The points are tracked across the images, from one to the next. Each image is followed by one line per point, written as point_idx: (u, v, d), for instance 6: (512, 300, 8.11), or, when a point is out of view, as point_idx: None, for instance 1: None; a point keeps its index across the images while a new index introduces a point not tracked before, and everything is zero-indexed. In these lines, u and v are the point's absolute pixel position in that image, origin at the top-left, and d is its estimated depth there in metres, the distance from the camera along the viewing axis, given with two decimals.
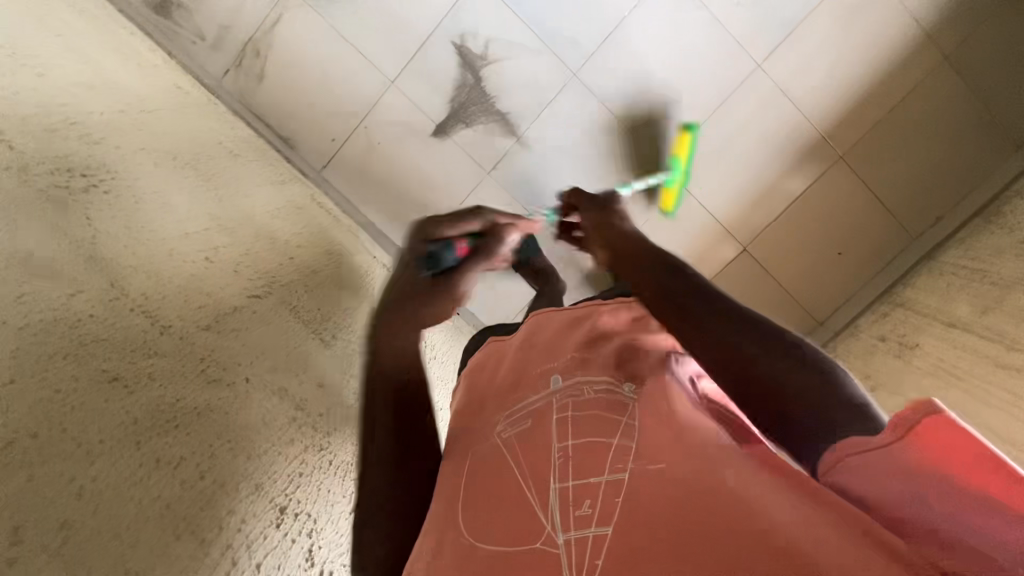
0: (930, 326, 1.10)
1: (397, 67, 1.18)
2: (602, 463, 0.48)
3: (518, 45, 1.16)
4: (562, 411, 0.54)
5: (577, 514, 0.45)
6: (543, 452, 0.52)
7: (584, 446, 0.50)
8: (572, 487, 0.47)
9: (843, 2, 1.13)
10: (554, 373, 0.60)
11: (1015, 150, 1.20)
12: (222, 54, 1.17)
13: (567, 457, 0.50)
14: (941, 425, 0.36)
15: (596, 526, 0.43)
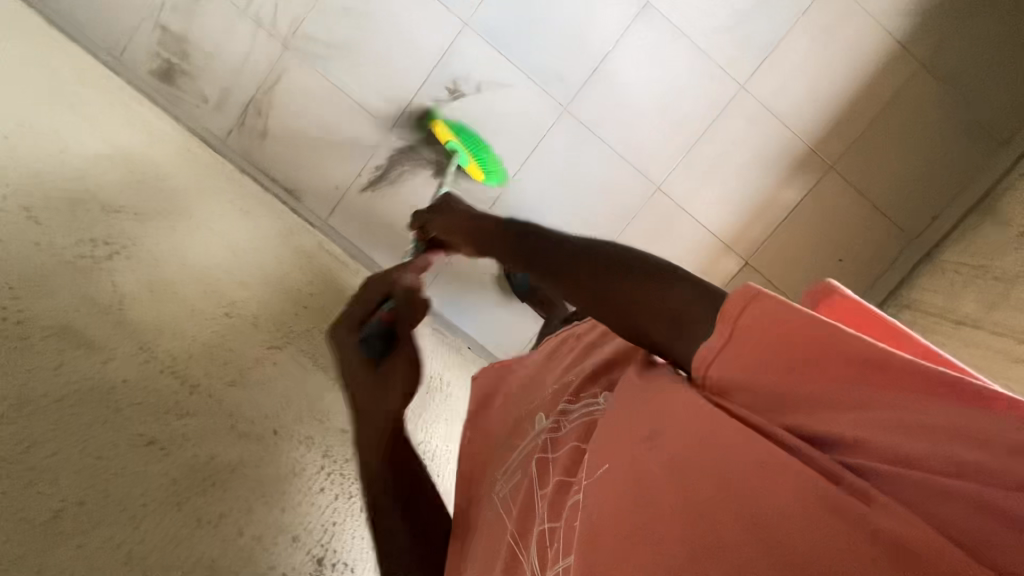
0: (940, 326, 1.10)
1: (394, 113, 1.22)
2: (568, 495, 0.50)
3: (509, 85, 1.21)
4: (541, 454, 0.59)
5: (550, 554, 0.48)
6: (530, 500, 0.56)
7: (558, 480, 0.53)
8: (547, 528, 0.50)
9: (817, 21, 1.18)
10: (539, 414, 0.65)
11: (1000, 147, 1.23)
12: (225, 115, 1.21)
13: (544, 499, 0.53)
14: (839, 303, 0.42)
15: (562, 560, 0.45)
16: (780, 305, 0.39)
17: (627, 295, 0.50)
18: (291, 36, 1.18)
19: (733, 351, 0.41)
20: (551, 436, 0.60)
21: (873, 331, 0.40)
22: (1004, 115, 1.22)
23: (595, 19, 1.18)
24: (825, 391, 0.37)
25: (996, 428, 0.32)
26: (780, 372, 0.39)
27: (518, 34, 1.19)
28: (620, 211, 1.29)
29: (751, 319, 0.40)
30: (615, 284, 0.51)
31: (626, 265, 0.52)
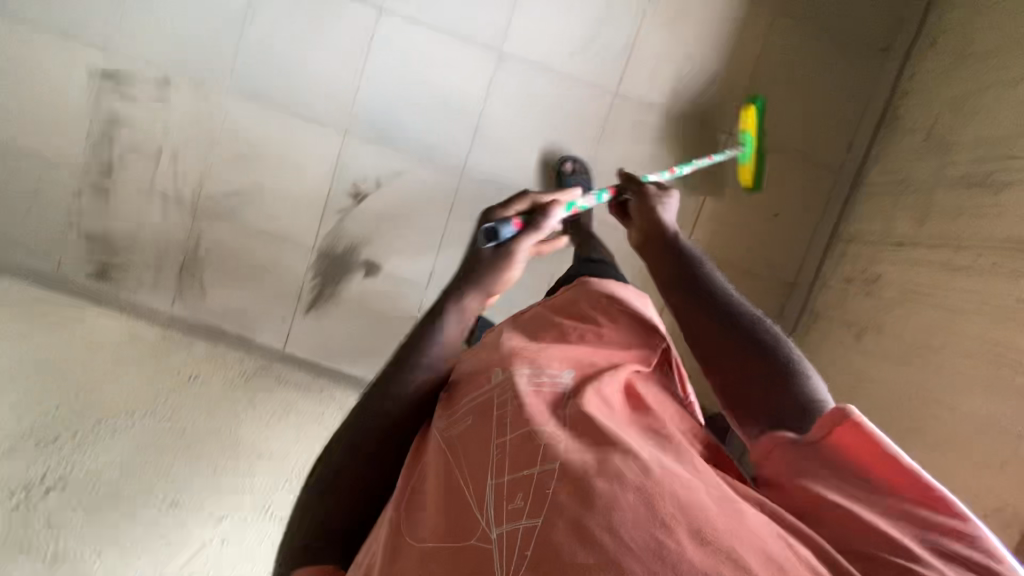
0: (884, 252, 1.08)
1: (310, 233, 1.28)
2: (540, 454, 0.48)
3: (403, 169, 1.26)
4: (500, 406, 0.54)
5: (510, 507, 0.46)
6: (483, 450, 0.51)
7: (523, 435, 0.50)
8: (505, 481, 0.48)
9: (661, 11, 1.22)
10: (500, 365, 0.59)
11: (885, 55, 1.22)
12: (162, 290, 1.28)
13: (505, 452, 0.50)
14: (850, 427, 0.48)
15: (527, 519, 0.44)
16: (866, 429, 0.48)
17: (751, 364, 0.61)
18: (197, 200, 1.26)
19: (794, 438, 0.52)
20: (524, 387, 0.55)
21: (867, 449, 0.47)
22: (876, 25, 1.21)
23: (458, 84, 1.24)
24: (838, 480, 0.47)
25: (938, 521, 0.42)
26: (827, 463, 0.49)
27: (395, 124, 1.25)
28: None
29: (837, 440, 0.49)
30: (737, 345, 0.62)
31: (738, 332, 0.63)
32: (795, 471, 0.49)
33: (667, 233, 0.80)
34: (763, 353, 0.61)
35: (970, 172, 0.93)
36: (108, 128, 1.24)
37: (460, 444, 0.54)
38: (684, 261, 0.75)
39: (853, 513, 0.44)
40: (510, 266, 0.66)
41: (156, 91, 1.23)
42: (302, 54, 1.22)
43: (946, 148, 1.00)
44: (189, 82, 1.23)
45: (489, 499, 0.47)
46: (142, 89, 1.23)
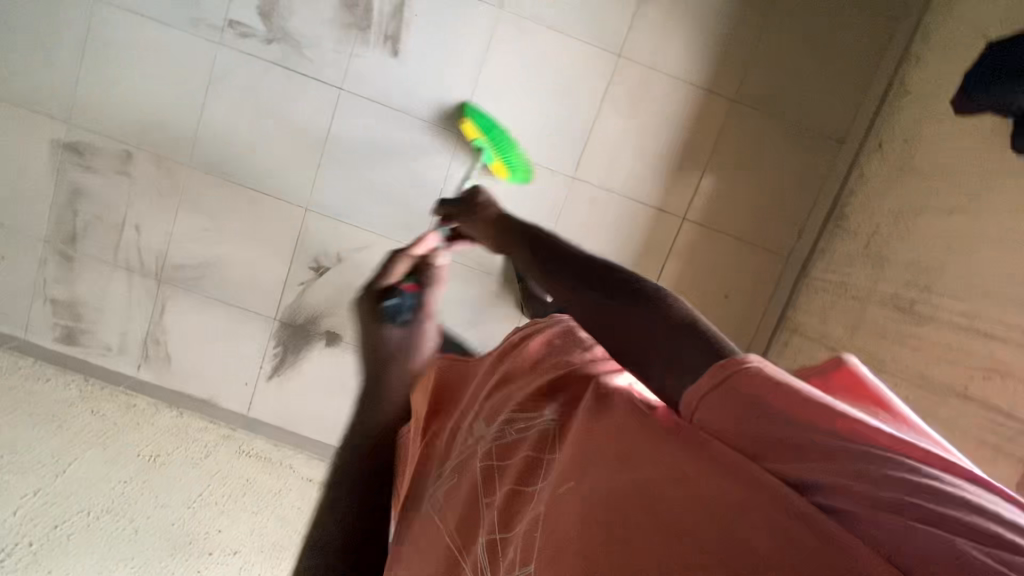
0: (820, 352, 1.12)
1: (272, 304, 1.31)
2: (525, 507, 0.44)
3: (363, 245, 1.28)
4: (487, 461, 0.51)
5: (503, 562, 0.43)
6: (476, 508, 0.50)
7: (511, 490, 0.47)
8: (499, 538, 0.45)
9: (618, 95, 1.23)
10: (481, 416, 0.55)
11: (837, 146, 1.24)
12: (129, 355, 1.32)
13: (495, 509, 0.47)
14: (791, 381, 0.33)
15: (521, 572, 0.39)
16: (800, 386, 0.33)
17: (619, 317, 0.45)
18: (161, 271, 1.29)
19: (712, 386, 0.36)
20: (507, 437, 0.51)
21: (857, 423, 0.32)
22: (829, 116, 1.23)
23: (419, 164, 1.25)
24: (782, 431, 0.33)
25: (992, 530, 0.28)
26: (756, 408, 0.33)
27: (355, 201, 1.27)
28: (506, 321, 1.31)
29: (748, 385, 0.34)
30: (627, 331, 0.44)
31: (614, 303, 0.47)
32: (714, 419, 0.35)
33: (511, 216, 0.74)
34: (633, 292, 0.46)
35: (898, 294, 0.97)
36: (71, 200, 1.26)
37: (455, 501, 0.53)
38: (564, 259, 0.56)
39: (802, 450, 0.32)
40: (423, 338, 0.68)
41: (117, 165, 1.24)
42: (263, 132, 1.23)
43: (880, 262, 1.04)
44: (151, 157, 1.24)
45: (485, 557, 0.46)
46: (104, 163, 1.24)
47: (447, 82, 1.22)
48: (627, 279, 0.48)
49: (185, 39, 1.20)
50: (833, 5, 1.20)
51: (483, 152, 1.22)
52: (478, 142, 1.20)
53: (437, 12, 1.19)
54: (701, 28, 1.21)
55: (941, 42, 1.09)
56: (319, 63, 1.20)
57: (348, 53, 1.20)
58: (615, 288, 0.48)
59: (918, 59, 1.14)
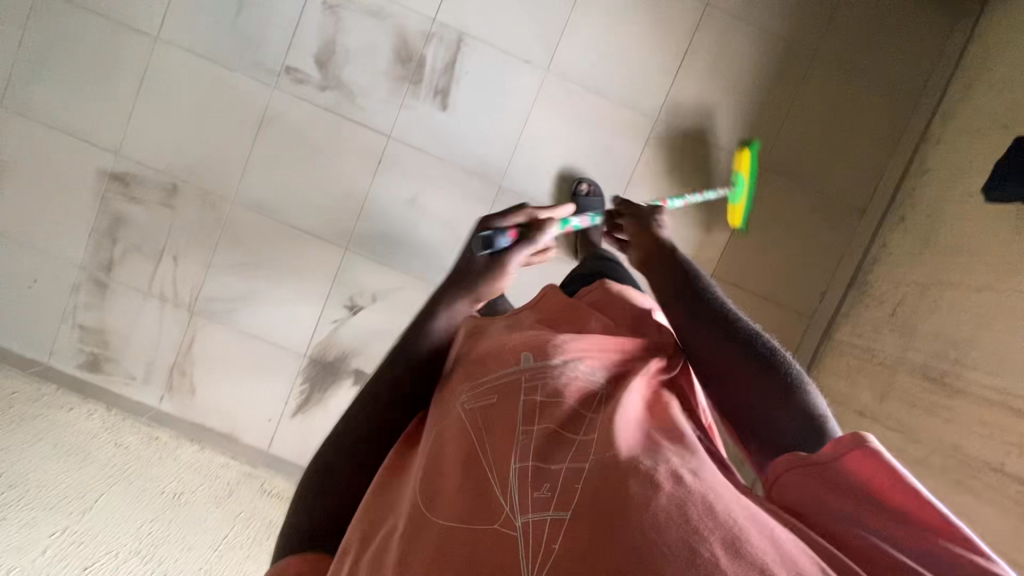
0: (847, 415, 1.15)
1: (303, 342, 1.31)
2: (568, 450, 0.50)
3: (399, 286, 1.30)
4: (533, 396, 0.56)
5: (535, 496, 0.48)
6: (510, 435, 0.53)
7: (550, 429, 0.53)
8: (531, 468, 0.50)
9: (657, 157, 1.28)
10: (528, 351, 0.60)
11: (860, 211, 1.29)
12: (153, 385, 1.31)
13: (529, 440, 0.52)
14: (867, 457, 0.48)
15: (555, 511, 0.46)
16: (886, 459, 0.47)
17: (754, 379, 0.59)
18: (194, 302, 1.29)
19: (806, 460, 0.51)
20: (553, 381, 0.57)
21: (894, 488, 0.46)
22: (851, 187, 1.29)
23: (459, 211, 1.28)
24: (846, 503, 0.47)
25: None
26: (827, 481, 0.48)
27: (395, 243, 1.29)
28: None
29: (847, 459, 0.48)
30: (763, 396, 0.58)
31: (765, 368, 0.59)
32: (794, 485, 0.50)
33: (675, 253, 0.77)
34: (773, 370, 0.59)
35: (927, 364, 1.01)
36: (110, 229, 1.27)
37: (483, 423, 0.56)
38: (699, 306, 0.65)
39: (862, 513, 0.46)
40: (553, 244, 0.77)
41: (161, 197, 1.26)
42: (309, 172, 1.27)
43: (906, 330, 1.08)
44: (195, 190, 1.26)
45: (516, 491, 0.49)
46: (148, 194, 1.26)
47: (491, 135, 1.27)
48: (776, 359, 0.60)
49: (241, 80, 1.24)
50: (856, 83, 1.27)
51: (733, 188, 1.23)
52: (739, 177, 1.22)
53: (486, 70, 1.25)
54: (733, 98, 1.28)
55: (960, 123, 1.16)
56: (369, 111, 1.25)
57: (398, 104, 1.25)
58: (764, 359, 0.59)
59: (936, 138, 1.21)
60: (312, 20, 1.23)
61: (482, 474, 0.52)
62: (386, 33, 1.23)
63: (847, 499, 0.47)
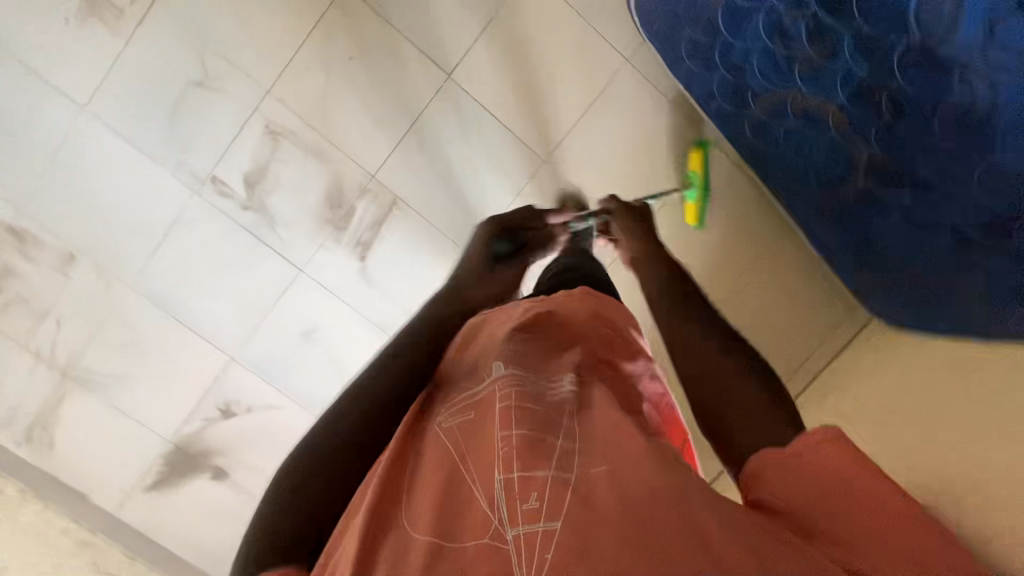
0: None
1: (171, 428, 1.34)
2: (545, 461, 0.53)
3: (275, 406, 1.35)
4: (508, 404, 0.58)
5: (524, 508, 0.50)
6: (490, 451, 0.55)
7: (529, 439, 0.55)
8: (516, 478, 0.52)
9: None
10: (499, 359, 0.64)
11: None
12: (11, 430, 1.31)
13: (510, 446, 0.54)
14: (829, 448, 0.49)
15: (545, 521, 0.48)
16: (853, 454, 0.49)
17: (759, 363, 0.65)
18: (70, 366, 1.29)
19: (786, 455, 0.51)
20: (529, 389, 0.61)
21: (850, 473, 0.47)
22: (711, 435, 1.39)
23: (350, 357, 1.34)
24: (846, 510, 0.46)
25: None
26: (813, 474, 0.48)
27: (280, 366, 1.32)
28: None
29: (821, 454, 0.49)
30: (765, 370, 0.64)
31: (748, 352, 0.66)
32: (771, 479, 0.50)
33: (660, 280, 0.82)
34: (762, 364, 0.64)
35: None
36: None
37: (465, 444, 0.57)
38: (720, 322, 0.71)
39: (844, 511, 0.46)
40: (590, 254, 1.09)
41: (56, 262, 1.24)
42: (214, 279, 1.27)
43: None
44: (94, 265, 1.25)
45: (501, 491, 0.52)
46: (44, 257, 1.23)
47: (401, 297, 1.31)
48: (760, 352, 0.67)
49: (162, 175, 1.21)
50: None
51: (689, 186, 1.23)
52: (694, 176, 1.22)
53: (413, 239, 1.29)
54: None
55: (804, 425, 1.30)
56: (288, 243, 1.26)
57: (317, 244, 1.26)
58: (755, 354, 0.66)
59: None
60: (251, 140, 1.20)
61: (465, 479, 0.54)
62: (321, 176, 1.23)
63: (853, 496, 0.46)
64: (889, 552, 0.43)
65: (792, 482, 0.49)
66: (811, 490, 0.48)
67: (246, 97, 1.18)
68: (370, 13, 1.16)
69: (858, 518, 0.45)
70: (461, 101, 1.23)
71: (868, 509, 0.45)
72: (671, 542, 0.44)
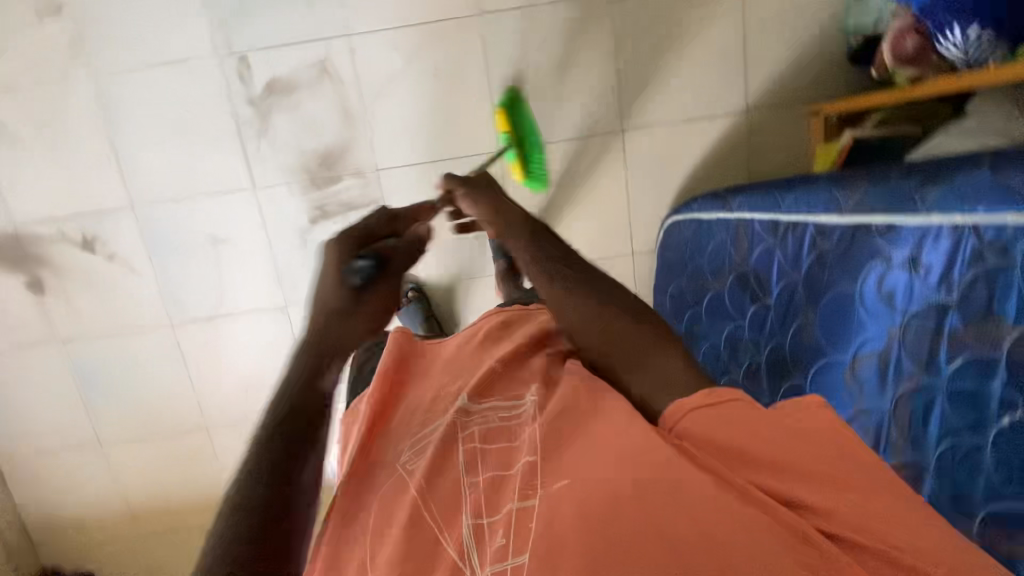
0: None
1: (23, 218, 1.23)
2: (509, 492, 0.49)
3: (135, 273, 1.27)
4: (470, 444, 0.54)
5: (491, 547, 0.45)
6: (452, 488, 0.51)
7: (494, 475, 0.51)
8: (484, 522, 0.47)
9: None
10: (462, 395, 0.61)
11: None
12: None
13: (476, 491, 0.50)
14: (764, 402, 0.47)
15: (513, 559, 0.43)
16: (782, 409, 0.46)
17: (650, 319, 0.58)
18: None
19: (717, 403, 0.48)
20: (487, 426, 0.56)
21: (797, 430, 0.45)
22: None
23: (235, 284, 1.29)
24: (808, 466, 0.43)
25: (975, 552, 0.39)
26: (751, 427, 0.46)
27: (168, 246, 1.26)
28: (166, 420, 1.38)
29: (747, 404, 0.47)
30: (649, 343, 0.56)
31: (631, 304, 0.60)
32: (700, 433, 0.47)
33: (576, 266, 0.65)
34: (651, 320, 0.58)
35: None
36: None
37: (429, 473, 0.53)
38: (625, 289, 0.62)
39: (808, 460, 0.43)
40: None
41: (40, 4, 1.12)
42: (172, 134, 1.20)
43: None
44: (73, 35, 1.14)
45: (467, 538, 0.47)
46: None
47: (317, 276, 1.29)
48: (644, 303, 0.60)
49: (201, 20, 1.14)
50: None
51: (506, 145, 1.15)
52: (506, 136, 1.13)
53: None
54: None
55: None
56: (262, 159, 1.21)
57: (286, 180, 1.23)
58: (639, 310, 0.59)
59: None
60: (301, 59, 1.16)
61: (426, 518, 0.50)
62: (334, 131, 1.20)
63: (792, 445, 0.44)
64: (859, 502, 0.41)
65: (728, 437, 0.45)
66: (760, 434, 0.45)
67: (326, 24, 1.15)
68: (478, 51, 1.18)
69: (823, 479, 0.42)
70: (492, 171, 1.26)
71: (819, 459, 0.43)
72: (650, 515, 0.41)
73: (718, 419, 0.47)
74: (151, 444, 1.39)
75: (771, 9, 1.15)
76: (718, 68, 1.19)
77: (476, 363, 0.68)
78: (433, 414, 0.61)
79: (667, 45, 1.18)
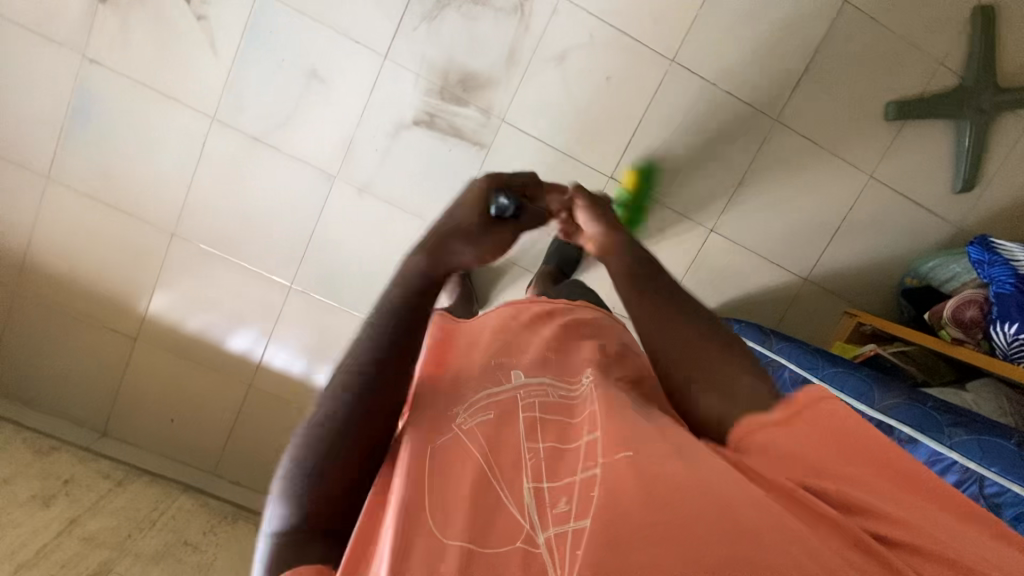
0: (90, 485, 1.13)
1: None
2: (576, 458, 0.49)
3: (212, 48, 1.15)
4: (529, 414, 0.55)
5: (554, 511, 0.45)
6: (513, 455, 0.51)
7: (552, 446, 0.52)
8: (546, 487, 0.47)
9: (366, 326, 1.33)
10: (517, 367, 0.61)
11: None
12: None
13: (536, 457, 0.50)
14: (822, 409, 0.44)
15: (575, 522, 0.43)
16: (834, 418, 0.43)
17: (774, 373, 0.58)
18: None
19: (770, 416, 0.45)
20: (543, 401, 0.57)
21: (850, 437, 0.42)
22: None
23: (301, 124, 1.19)
24: (869, 470, 0.40)
25: None
26: (807, 436, 0.43)
27: (265, 49, 1.15)
28: (132, 200, 1.22)
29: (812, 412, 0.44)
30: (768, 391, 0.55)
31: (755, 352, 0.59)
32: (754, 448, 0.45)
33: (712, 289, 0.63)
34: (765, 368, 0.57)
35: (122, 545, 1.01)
36: None
37: (489, 438, 0.52)
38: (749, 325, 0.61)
39: (861, 469, 0.40)
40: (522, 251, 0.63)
41: None
42: None
43: (87, 508, 1.04)
44: None
45: (530, 502, 0.47)
46: None
47: (382, 169, 1.23)
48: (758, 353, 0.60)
49: None
50: None
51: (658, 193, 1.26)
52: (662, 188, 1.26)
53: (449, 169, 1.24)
54: None
55: None
56: (410, 38, 1.16)
57: (416, 71, 1.18)
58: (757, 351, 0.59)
59: None
60: None
61: (483, 475, 0.49)
62: (488, 62, 1.19)
63: (844, 442, 0.41)
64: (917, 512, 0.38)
65: (792, 446, 0.43)
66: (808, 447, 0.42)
67: None
68: (647, 90, 1.23)
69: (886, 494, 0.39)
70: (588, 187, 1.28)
71: (863, 464, 0.40)
72: (696, 514, 0.40)
73: (784, 433, 0.44)
74: (99, 213, 1.22)
75: (868, 220, 1.31)
76: (803, 233, 1.32)
77: (527, 337, 0.68)
78: (493, 373, 0.60)
79: (783, 189, 1.30)
